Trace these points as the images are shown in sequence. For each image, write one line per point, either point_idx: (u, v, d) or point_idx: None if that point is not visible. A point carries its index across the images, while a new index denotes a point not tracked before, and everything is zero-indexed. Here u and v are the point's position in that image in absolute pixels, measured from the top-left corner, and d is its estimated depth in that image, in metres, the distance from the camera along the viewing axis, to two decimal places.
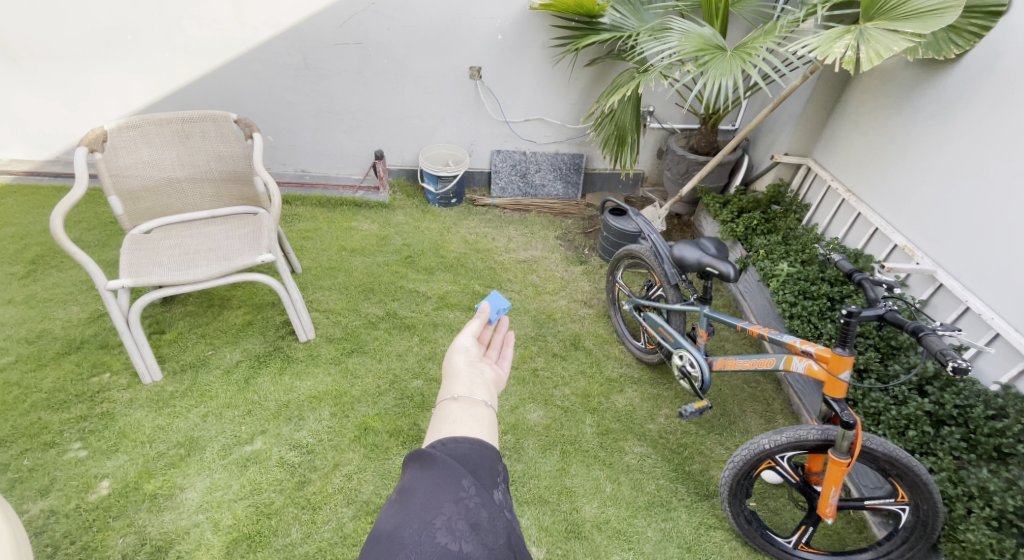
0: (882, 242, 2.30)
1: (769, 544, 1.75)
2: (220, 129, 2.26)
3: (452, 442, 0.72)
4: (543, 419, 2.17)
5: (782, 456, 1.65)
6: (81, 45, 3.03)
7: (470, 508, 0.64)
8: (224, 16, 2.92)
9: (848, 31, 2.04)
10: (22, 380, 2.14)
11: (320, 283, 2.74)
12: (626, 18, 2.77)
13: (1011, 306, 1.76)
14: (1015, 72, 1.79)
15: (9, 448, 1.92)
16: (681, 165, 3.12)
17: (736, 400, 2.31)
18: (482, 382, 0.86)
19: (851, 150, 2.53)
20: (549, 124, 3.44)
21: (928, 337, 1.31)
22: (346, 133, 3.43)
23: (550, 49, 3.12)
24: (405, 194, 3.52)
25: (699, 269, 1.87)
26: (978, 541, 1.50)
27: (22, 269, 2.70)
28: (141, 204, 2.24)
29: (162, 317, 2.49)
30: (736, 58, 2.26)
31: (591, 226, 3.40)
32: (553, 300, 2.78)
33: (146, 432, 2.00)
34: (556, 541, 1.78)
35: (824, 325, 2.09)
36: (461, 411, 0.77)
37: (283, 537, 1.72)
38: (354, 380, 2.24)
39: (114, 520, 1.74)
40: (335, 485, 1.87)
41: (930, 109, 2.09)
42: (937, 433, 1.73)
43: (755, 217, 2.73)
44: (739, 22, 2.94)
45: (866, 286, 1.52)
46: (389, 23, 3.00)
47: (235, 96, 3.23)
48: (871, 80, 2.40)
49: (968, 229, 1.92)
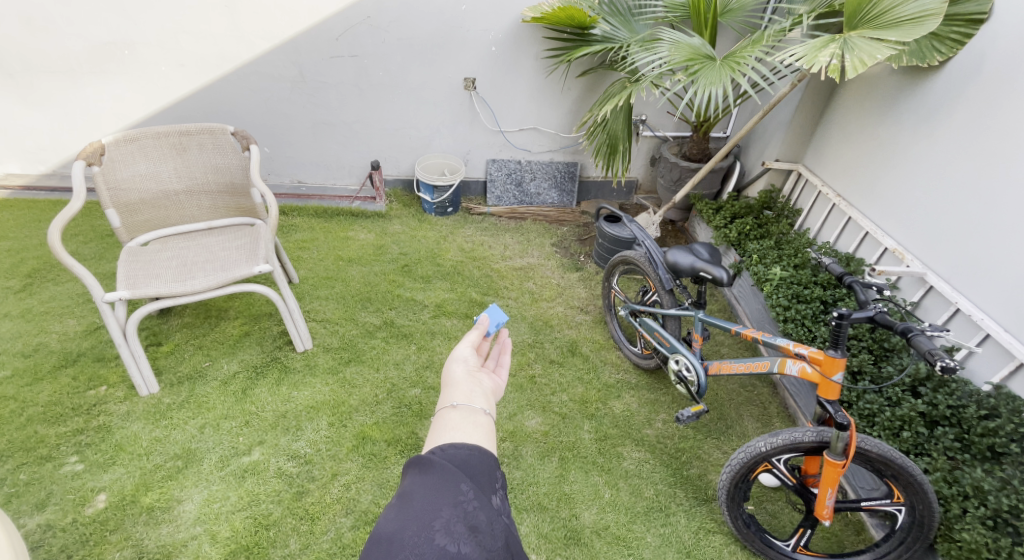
0: (872, 245, 2.33)
1: (768, 547, 1.76)
2: (217, 141, 2.28)
3: (451, 448, 0.72)
4: (541, 425, 2.17)
5: (779, 459, 1.67)
6: (78, 60, 3.05)
7: (468, 511, 0.64)
8: (221, 30, 2.96)
9: (833, 40, 2.08)
10: (18, 394, 2.14)
11: (317, 293, 2.75)
12: (617, 29, 2.78)
13: (1000, 307, 1.79)
14: (997, 79, 1.83)
15: (5, 463, 1.91)
16: (674, 172, 3.15)
17: (732, 404, 2.32)
18: (481, 392, 0.85)
19: (840, 156, 2.56)
20: (544, 133, 3.48)
21: (918, 337, 1.33)
22: (343, 144, 3.45)
23: (543, 60, 3.17)
24: (401, 203, 3.54)
25: (693, 274, 1.89)
26: (974, 541, 1.51)
27: (19, 282, 2.70)
28: (138, 216, 2.25)
29: (159, 329, 2.49)
30: (725, 67, 2.30)
31: (586, 233, 3.43)
32: (550, 307, 2.79)
33: (143, 444, 2.00)
34: (555, 548, 1.78)
35: (818, 328, 2.11)
36: (461, 418, 0.77)
37: (281, 549, 1.72)
38: (352, 389, 2.24)
39: (111, 534, 1.73)
40: (334, 495, 1.87)
41: (917, 116, 2.13)
42: (931, 434, 1.75)
43: (748, 222, 2.75)
44: (727, 32, 3.00)
45: (856, 288, 1.54)
46: (384, 36, 3.04)
47: (231, 109, 3.26)
48: (858, 87, 2.45)
49: (957, 232, 1.95)
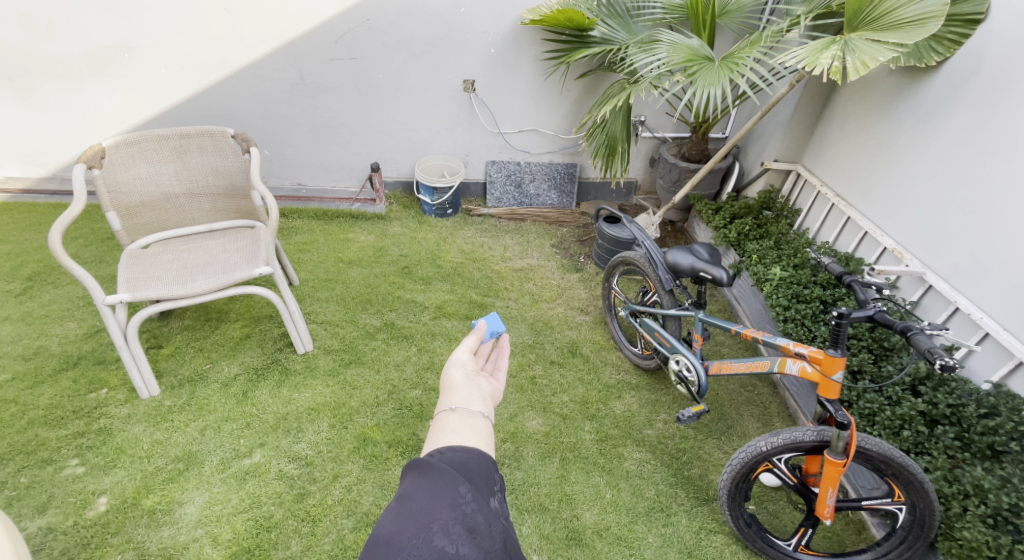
0: (871, 245, 2.33)
1: (769, 547, 1.76)
2: (217, 144, 2.28)
3: (450, 451, 0.73)
4: (542, 426, 2.18)
5: (779, 458, 1.67)
6: (78, 64, 3.05)
7: (467, 513, 0.65)
8: (221, 33, 2.96)
9: (834, 42, 2.09)
10: (19, 397, 2.14)
11: (317, 294, 2.75)
12: (615, 31, 2.79)
13: (999, 306, 1.80)
14: (996, 79, 1.83)
15: (6, 466, 1.91)
16: (673, 173, 3.17)
17: (733, 404, 2.33)
18: (480, 395, 0.88)
19: (839, 155, 2.57)
20: (543, 135, 3.49)
21: (917, 336, 1.33)
22: (342, 147, 3.46)
23: (542, 62, 3.18)
24: (401, 205, 3.54)
25: (693, 274, 1.90)
26: (974, 539, 1.51)
27: (19, 286, 2.70)
28: (139, 219, 2.26)
29: (160, 332, 2.49)
30: (723, 68, 2.31)
31: (586, 234, 3.44)
32: (550, 308, 2.80)
33: (144, 447, 2.00)
34: (556, 549, 1.78)
35: (818, 328, 2.12)
36: (459, 422, 0.79)
37: (283, 550, 1.72)
38: (352, 391, 2.25)
39: (113, 536, 1.73)
40: (335, 496, 1.87)
41: (915, 116, 2.14)
42: (931, 433, 1.76)
43: (747, 222, 2.76)
44: (726, 33, 3.01)
45: (856, 288, 1.54)
46: (383, 39, 3.04)
47: (231, 111, 3.26)
48: (857, 88, 2.45)
49: (955, 232, 1.96)
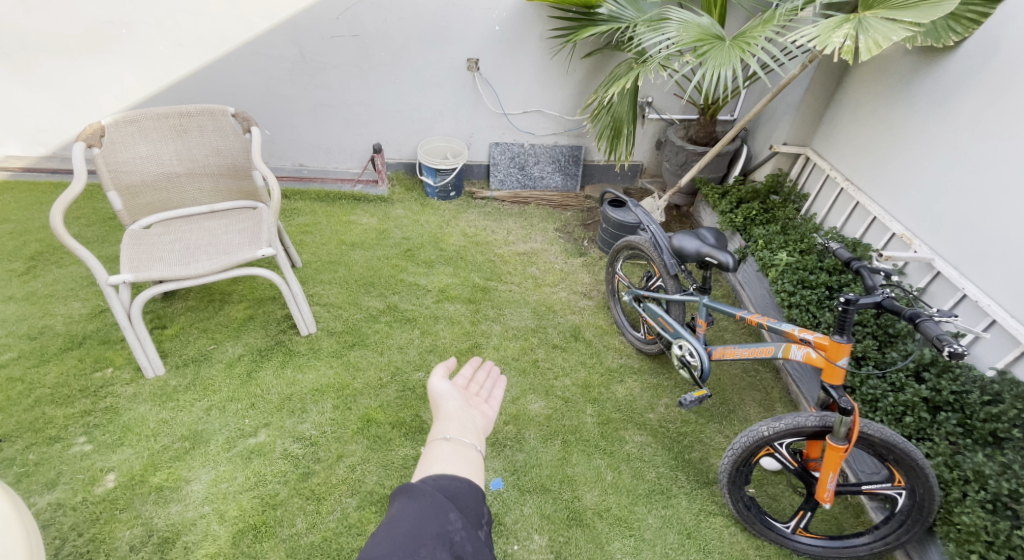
0: (880, 231, 2.31)
1: (768, 529, 1.79)
2: (217, 123, 2.26)
3: (443, 479, 0.83)
4: (544, 409, 2.19)
5: (781, 443, 1.68)
6: (75, 40, 3.01)
7: (454, 540, 0.72)
8: (219, 8, 2.91)
9: (848, 20, 2.04)
10: (25, 376, 2.16)
11: (320, 277, 2.75)
12: (623, 9, 2.73)
13: (1007, 293, 1.79)
14: (1014, 60, 1.79)
15: (14, 443, 1.93)
16: (680, 156, 3.13)
17: (735, 388, 2.33)
18: (471, 427, 1.02)
19: (849, 139, 2.53)
20: (548, 116, 3.44)
21: (925, 323, 1.32)
22: (344, 127, 3.42)
23: (548, 40, 3.12)
24: (404, 187, 3.52)
25: (698, 259, 1.89)
26: (973, 524, 1.53)
27: (22, 265, 2.70)
28: (140, 198, 2.24)
29: (163, 313, 2.50)
30: (735, 48, 2.26)
31: (590, 218, 3.41)
32: (554, 293, 2.79)
33: (150, 426, 2.02)
34: (557, 529, 1.81)
35: (822, 314, 2.11)
36: (452, 451, 0.91)
37: (289, 527, 1.74)
38: (356, 372, 2.26)
39: (121, 512, 1.76)
40: (339, 476, 1.89)
41: (930, 98, 2.10)
42: (933, 419, 1.77)
43: (754, 207, 2.74)
44: (737, 11, 2.95)
45: (864, 274, 1.52)
46: (385, 14, 2.98)
47: (232, 90, 3.22)
48: (871, 69, 2.40)
49: (964, 218, 1.95)
